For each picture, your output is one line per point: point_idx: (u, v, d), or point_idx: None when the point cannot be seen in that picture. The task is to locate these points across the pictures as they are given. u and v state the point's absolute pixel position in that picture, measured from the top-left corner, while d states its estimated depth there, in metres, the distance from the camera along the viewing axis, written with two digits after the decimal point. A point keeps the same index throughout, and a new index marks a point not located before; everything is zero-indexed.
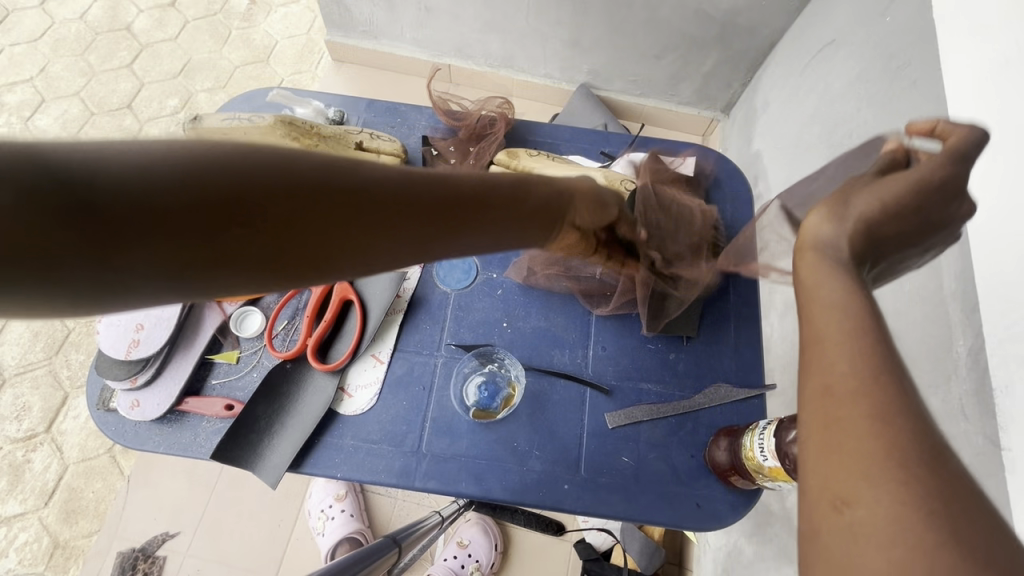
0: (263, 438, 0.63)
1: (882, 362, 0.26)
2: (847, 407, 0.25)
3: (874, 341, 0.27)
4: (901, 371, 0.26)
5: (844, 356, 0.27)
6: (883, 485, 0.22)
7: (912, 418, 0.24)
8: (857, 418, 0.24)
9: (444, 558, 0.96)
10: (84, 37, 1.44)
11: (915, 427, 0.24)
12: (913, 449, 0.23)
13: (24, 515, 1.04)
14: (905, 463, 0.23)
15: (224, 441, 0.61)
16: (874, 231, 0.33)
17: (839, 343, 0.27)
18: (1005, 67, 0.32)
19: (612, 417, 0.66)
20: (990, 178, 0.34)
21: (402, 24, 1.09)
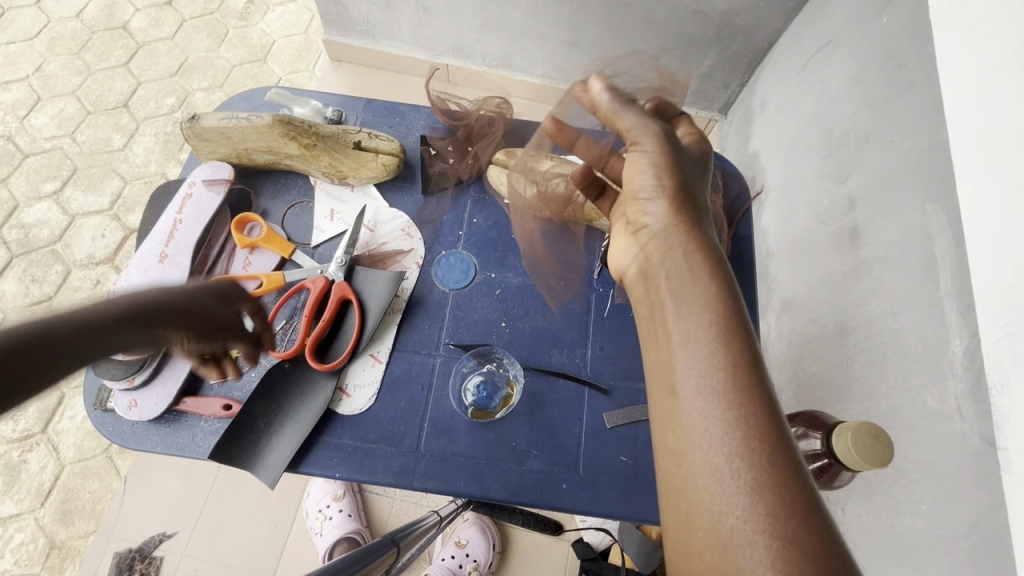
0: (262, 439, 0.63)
1: (733, 401, 0.35)
2: (700, 444, 0.35)
3: (730, 385, 0.36)
4: (745, 407, 0.35)
5: (703, 399, 0.36)
6: (730, 513, 0.32)
7: (754, 449, 0.33)
8: (708, 453, 0.34)
9: (442, 558, 0.97)
10: (81, 36, 1.43)
11: (755, 458, 0.33)
12: (750, 478, 0.33)
13: (20, 516, 1.04)
14: (744, 495, 0.32)
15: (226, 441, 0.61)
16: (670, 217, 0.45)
17: (695, 384, 0.37)
18: (999, 69, 0.33)
19: (610, 417, 0.66)
20: (987, 179, 0.34)
21: (401, 23, 1.10)
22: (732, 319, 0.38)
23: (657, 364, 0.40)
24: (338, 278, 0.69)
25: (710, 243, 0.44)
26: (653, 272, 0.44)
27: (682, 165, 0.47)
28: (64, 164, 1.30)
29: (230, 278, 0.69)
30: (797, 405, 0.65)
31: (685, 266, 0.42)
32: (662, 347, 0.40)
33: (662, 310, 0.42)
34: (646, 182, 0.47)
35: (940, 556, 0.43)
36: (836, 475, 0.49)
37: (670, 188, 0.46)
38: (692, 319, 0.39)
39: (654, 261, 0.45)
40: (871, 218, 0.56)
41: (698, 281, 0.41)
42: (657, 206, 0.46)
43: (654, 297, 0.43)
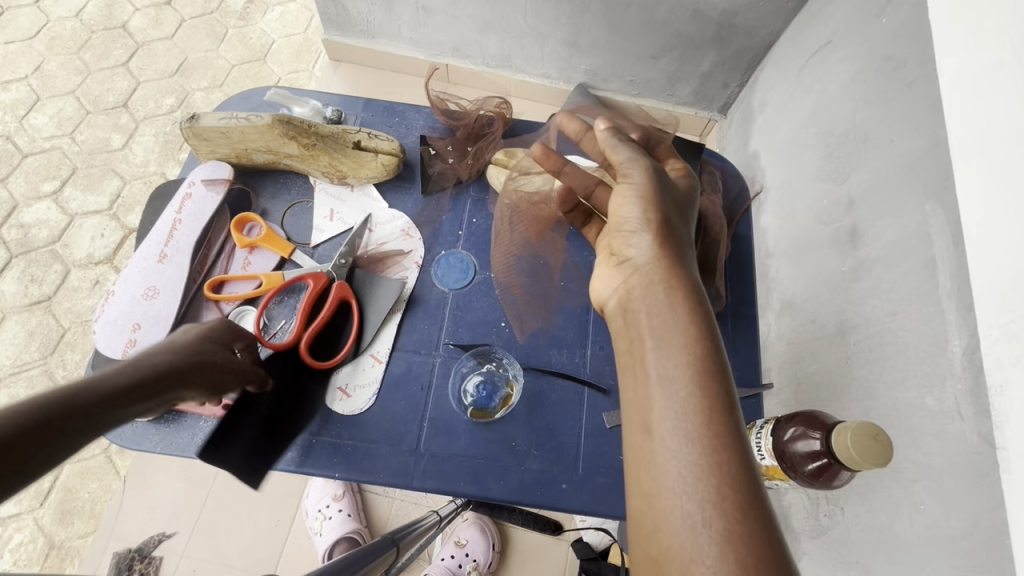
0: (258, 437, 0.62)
1: (706, 446, 0.36)
2: (672, 484, 0.36)
3: (703, 429, 0.37)
4: (715, 452, 0.36)
5: (676, 441, 0.37)
6: (697, 556, 0.33)
7: (723, 494, 0.34)
8: (678, 494, 0.35)
9: (441, 558, 0.97)
10: (80, 36, 1.43)
11: (724, 503, 0.34)
12: (718, 523, 0.33)
13: (19, 516, 1.03)
14: (711, 540, 0.33)
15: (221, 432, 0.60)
16: (654, 258, 0.46)
17: (670, 425, 0.38)
18: (999, 70, 0.33)
19: (611, 417, 0.66)
20: (987, 181, 0.34)
21: (400, 23, 1.10)
22: (710, 361, 0.40)
23: (634, 401, 0.41)
24: (337, 278, 0.69)
25: (691, 282, 0.45)
26: (632, 308, 0.45)
27: (665, 203, 0.49)
28: (63, 164, 1.30)
29: (229, 278, 0.69)
30: (796, 405, 0.65)
31: (664, 303, 0.43)
32: (640, 384, 0.41)
33: (641, 347, 0.43)
34: (631, 215, 0.49)
35: (939, 556, 0.43)
36: (835, 475, 0.49)
37: (654, 222, 0.48)
38: (670, 358, 0.40)
39: (633, 295, 0.46)
40: (870, 219, 0.56)
41: (677, 320, 0.42)
42: (642, 240, 0.48)
43: (632, 334, 0.44)
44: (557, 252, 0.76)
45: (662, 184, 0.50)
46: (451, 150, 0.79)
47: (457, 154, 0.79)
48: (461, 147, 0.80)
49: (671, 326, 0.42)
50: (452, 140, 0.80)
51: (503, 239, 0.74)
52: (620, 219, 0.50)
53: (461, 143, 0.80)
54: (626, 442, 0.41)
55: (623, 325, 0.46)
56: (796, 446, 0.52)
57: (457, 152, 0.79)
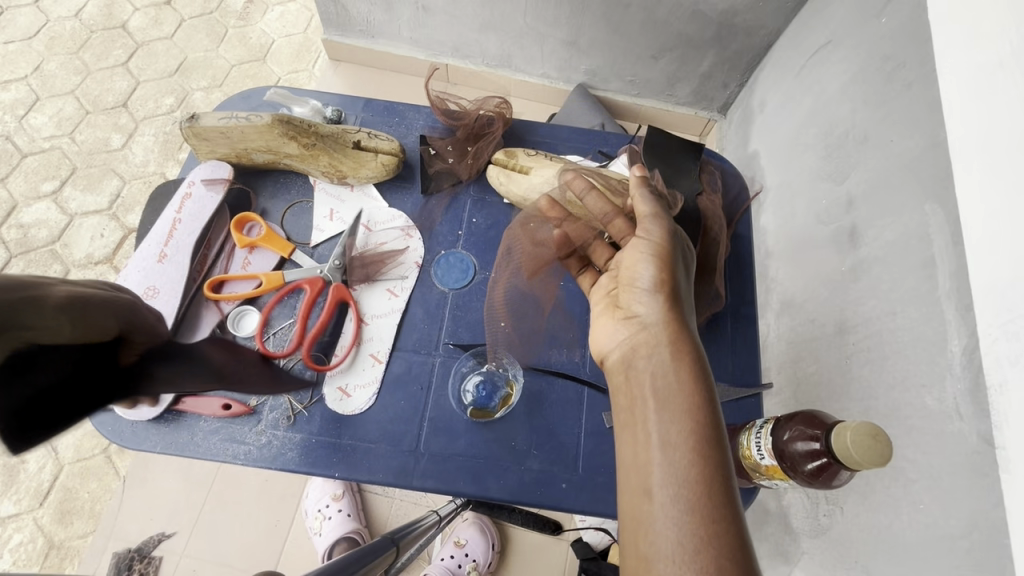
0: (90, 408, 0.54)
1: (705, 517, 0.37)
2: (668, 551, 0.36)
3: (702, 500, 0.38)
4: (714, 524, 0.37)
5: (677, 509, 0.38)
6: None
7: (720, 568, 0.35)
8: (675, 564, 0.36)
9: (441, 558, 0.97)
10: (80, 36, 1.43)
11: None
12: None
13: (19, 516, 1.03)
14: None
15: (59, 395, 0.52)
16: (664, 318, 0.48)
17: (670, 491, 0.38)
18: (998, 70, 0.33)
19: (610, 416, 0.66)
20: (986, 181, 0.34)
21: (400, 22, 1.10)
22: (711, 429, 0.41)
23: (633, 461, 0.42)
24: (334, 280, 0.70)
25: (696, 346, 0.46)
26: (636, 366, 0.46)
27: (674, 262, 0.51)
28: (63, 164, 1.30)
29: (229, 278, 0.69)
30: (795, 405, 0.65)
31: (668, 366, 0.44)
32: (640, 444, 0.42)
33: (643, 406, 0.43)
34: (642, 271, 0.51)
35: (938, 555, 0.43)
36: (835, 474, 0.49)
37: (664, 281, 0.49)
38: (673, 423, 0.41)
39: (639, 353, 0.47)
40: (870, 219, 0.56)
41: (681, 384, 0.43)
42: (650, 297, 0.49)
43: (634, 391, 0.45)
44: (548, 294, 0.72)
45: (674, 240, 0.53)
46: (451, 150, 0.79)
47: (458, 154, 0.79)
48: (461, 147, 0.80)
49: (676, 389, 0.43)
50: (452, 140, 0.80)
51: (498, 273, 0.71)
52: (632, 275, 0.51)
53: (461, 143, 0.80)
54: (622, 501, 0.41)
55: (624, 380, 0.47)
56: (795, 446, 0.52)
57: (457, 152, 0.79)
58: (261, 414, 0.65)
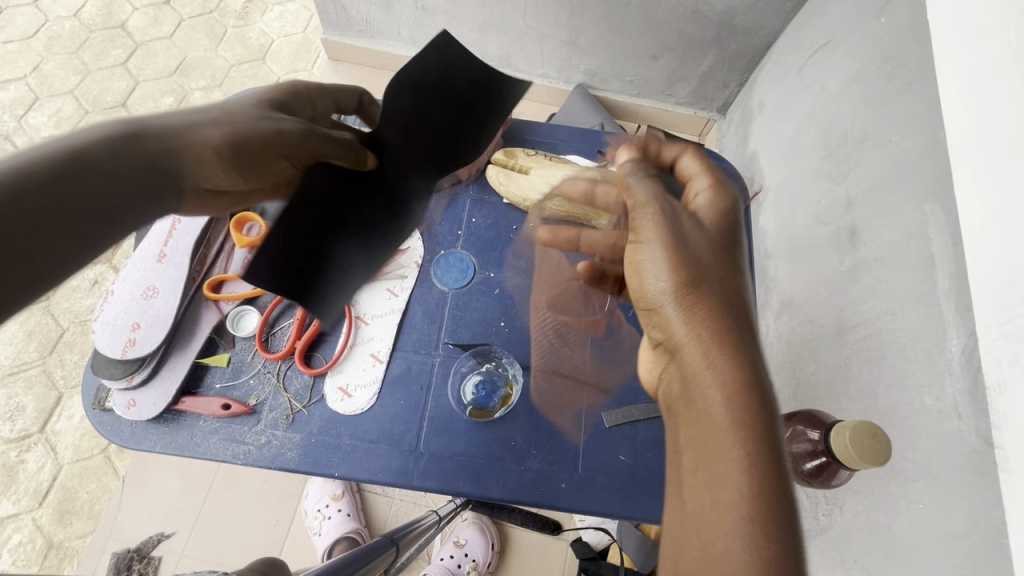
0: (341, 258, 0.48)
1: None
2: None
3: None
4: None
5: None
6: None
7: None
8: None
9: (441, 558, 0.97)
10: (79, 36, 1.43)
11: None
12: None
13: (18, 516, 1.03)
14: None
15: (260, 257, 0.43)
16: (689, 348, 0.37)
17: None
18: (997, 71, 0.33)
19: (610, 416, 0.67)
20: (984, 182, 0.34)
21: (400, 23, 1.10)
22: (757, 509, 0.31)
23: (667, 541, 0.34)
24: None
25: (749, 390, 0.34)
26: (671, 412, 0.38)
27: (696, 262, 0.39)
28: None
29: (229, 278, 0.69)
30: (795, 405, 0.65)
31: (695, 413, 0.35)
32: (677, 520, 0.34)
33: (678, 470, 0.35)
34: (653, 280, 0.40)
35: (937, 554, 0.43)
36: (834, 473, 0.49)
37: (678, 287, 0.39)
38: (710, 494, 0.32)
39: (674, 396, 0.38)
40: (869, 219, 0.56)
41: (719, 437, 0.33)
42: (667, 312, 0.39)
43: (673, 449, 0.37)
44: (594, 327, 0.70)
45: (690, 230, 0.41)
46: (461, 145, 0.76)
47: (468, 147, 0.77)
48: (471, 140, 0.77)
49: (713, 470, 0.33)
50: None
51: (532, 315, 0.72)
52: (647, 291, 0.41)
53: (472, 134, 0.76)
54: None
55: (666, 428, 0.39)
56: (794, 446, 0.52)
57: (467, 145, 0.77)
58: (261, 414, 0.65)
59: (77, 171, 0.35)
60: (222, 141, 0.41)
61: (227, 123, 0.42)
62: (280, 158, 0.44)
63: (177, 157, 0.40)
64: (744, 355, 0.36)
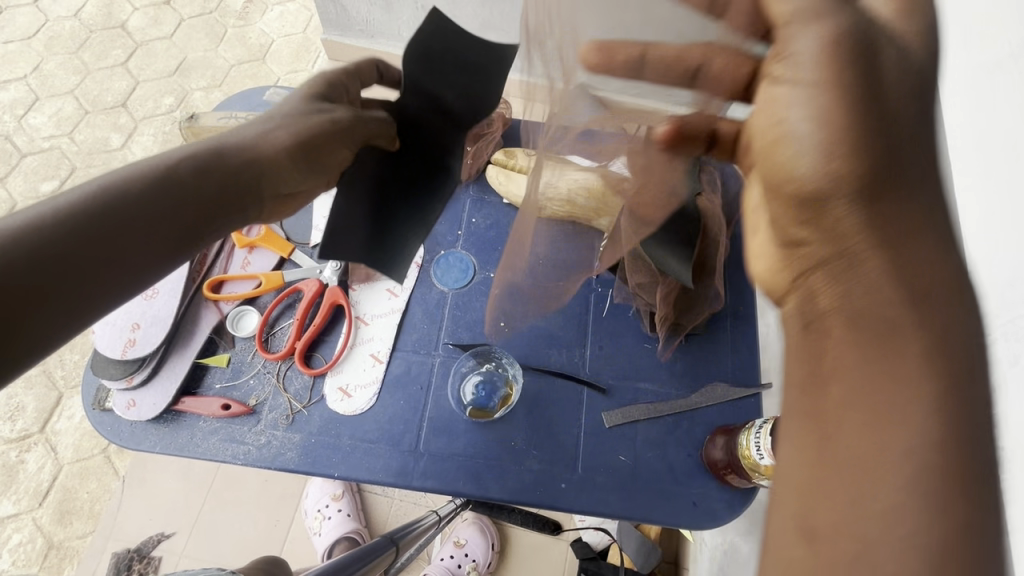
0: (395, 223, 0.45)
1: None
2: None
3: None
4: None
5: None
6: None
7: None
8: None
9: (441, 558, 0.97)
10: (79, 36, 1.43)
11: None
12: None
13: (18, 516, 1.03)
14: None
15: (338, 230, 0.40)
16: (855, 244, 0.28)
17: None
18: (996, 70, 0.35)
19: (609, 416, 0.67)
20: (983, 179, 0.36)
21: (400, 22, 1.10)
22: (946, 451, 0.23)
23: (790, 480, 0.27)
24: (333, 282, 0.70)
25: (941, 295, 0.26)
26: (819, 329, 0.29)
27: (885, 125, 0.28)
28: (62, 164, 1.30)
29: (229, 278, 0.69)
30: None
31: (864, 343, 0.27)
32: (811, 458, 0.27)
33: (822, 403, 0.27)
34: (803, 170, 0.29)
35: None
36: None
37: (855, 178, 0.28)
38: (873, 438, 0.25)
39: (824, 312, 0.29)
40: None
41: (899, 376, 0.25)
42: (842, 215, 0.28)
43: (809, 370, 0.29)
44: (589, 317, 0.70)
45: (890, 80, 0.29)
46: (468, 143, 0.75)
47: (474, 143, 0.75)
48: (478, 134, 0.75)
49: (889, 392, 0.25)
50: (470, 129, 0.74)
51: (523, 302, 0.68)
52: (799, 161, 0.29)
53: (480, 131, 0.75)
54: (768, 530, 0.28)
55: (794, 343, 0.31)
56: None
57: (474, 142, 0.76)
58: (261, 414, 0.65)
59: (157, 190, 0.40)
60: (293, 141, 0.43)
61: (295, 128, 0.44)
62: (343, 146, 0.45)
63: (258, 167, 0.43)
64: (938, 267, 0.27)
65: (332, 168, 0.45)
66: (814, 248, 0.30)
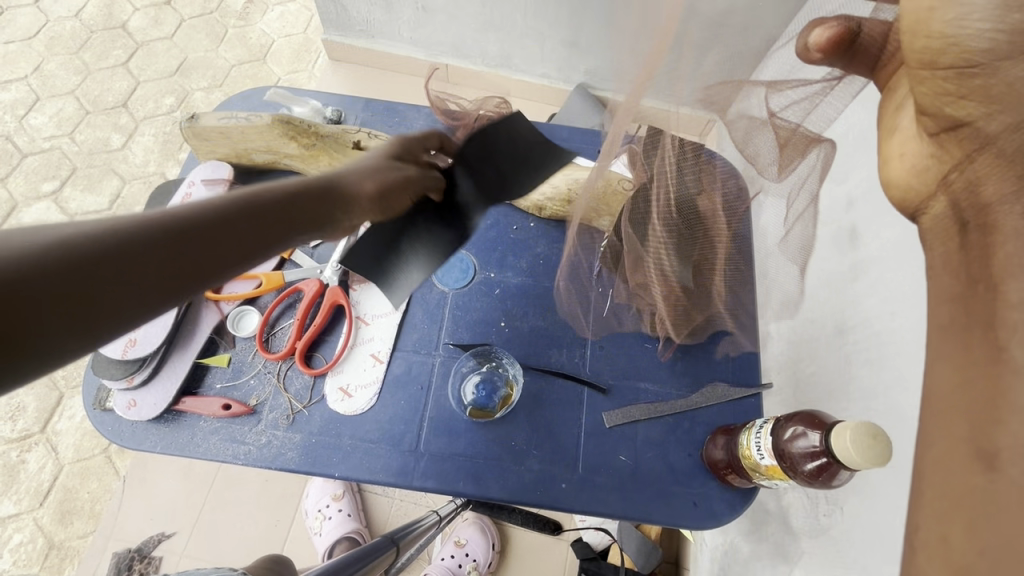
0: (409, 255, 0.57)
1: None
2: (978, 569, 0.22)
3: None
4: None
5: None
6: None
7: None
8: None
9: (442, 558, 0.97)
10: (80, 36, 1.43)
11: None
12: None
13: (19, 516, 1.03)
14: None
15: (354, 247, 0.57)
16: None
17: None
18: None
19: (610, 416, 0.67)
20: None
21: (400, 22, 1.10)
22: None
23: (958, 394, 0.24)
24: (333, 282, 0.70)
25: None
26: (985, 220, 0.25)
27: None
28: (63, 164, 1.30)
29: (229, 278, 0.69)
30: (795, 405, 0.65)
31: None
32: (982, 366, 0.23)
33: (995, 304, 0.23)
34: (977, 28, 0.23)
35: None
36: (834, 474, 0.48)
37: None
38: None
39: (991, 202, 0.24)
40: (869, 218, 0.55)
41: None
42: (1015, 74, 0.23)
43: (972, 272, 0.25)
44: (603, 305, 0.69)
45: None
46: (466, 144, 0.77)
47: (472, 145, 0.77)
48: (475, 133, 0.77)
49: None
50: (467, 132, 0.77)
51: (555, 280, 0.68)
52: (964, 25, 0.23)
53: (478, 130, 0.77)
54: (927, 453, 0.25)
55: (956, 249, 0.26)
56: (795, 446, 0.52)
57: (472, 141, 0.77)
58: (261, 414, 0.65)
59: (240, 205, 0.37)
60: (376, 189, 0.47)
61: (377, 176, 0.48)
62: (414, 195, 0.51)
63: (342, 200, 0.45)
64: None
65: (395, 210, 0.50)
66: (979, 128, 0.25)
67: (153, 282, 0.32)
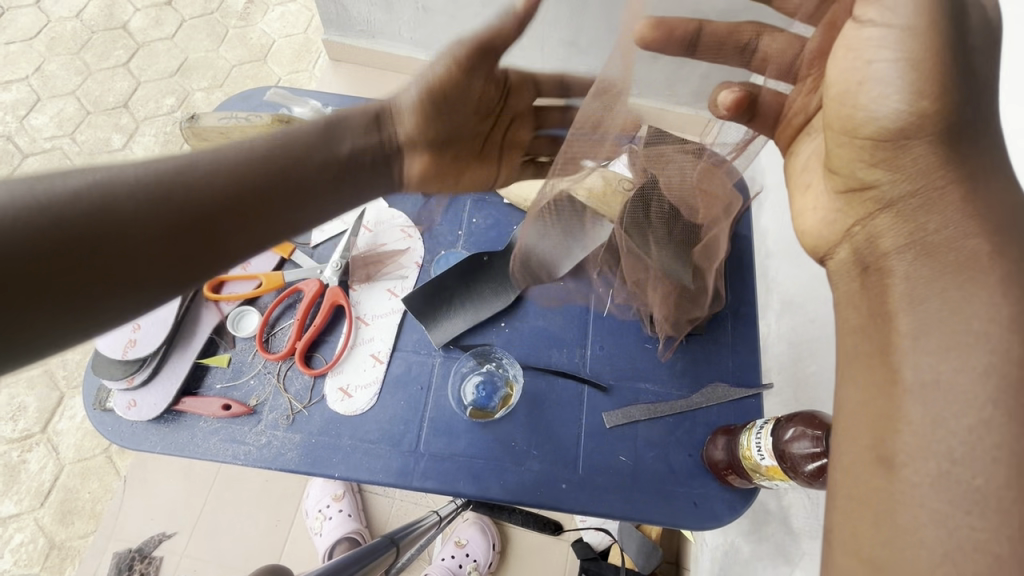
0: (458, 306, 0.71)
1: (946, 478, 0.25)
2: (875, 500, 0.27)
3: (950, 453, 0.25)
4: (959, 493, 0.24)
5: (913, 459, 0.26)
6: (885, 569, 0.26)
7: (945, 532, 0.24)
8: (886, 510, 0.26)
9: (442, 558, 0.97)
10: (81, 37, 1.44)
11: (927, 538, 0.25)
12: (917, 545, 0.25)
13: (19, 516, 1.03)
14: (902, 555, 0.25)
15: (419, 291, 0.70)
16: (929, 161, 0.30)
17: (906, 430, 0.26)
18: None
19: (610, 417, 0.66)
20: None
21: (400, 23, 1.10)
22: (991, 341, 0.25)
23: (863, 411, 0.29)
24: (333, 282, 0.70)
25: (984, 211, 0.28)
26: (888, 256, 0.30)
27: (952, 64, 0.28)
28: (63, 164, 1.30)
29: (229, 278, 0.69)
30: (796, 405, 0.65)
31: (929, 273, 0.28)
32: (881, 386, 0.28)
33: (890, 331, 0.29)
34: (891, 106, 0.29)
35: None
36: None
37: (937, 118, 0.29)
38: (945, 361, 0.26)
39: (887, 252, 0.30)
40: None
41: (975, 298, 0.26)
42: (915, 151, 0.30)
43: (877, 306, 0.30)
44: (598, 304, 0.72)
45: (971, 31, 0.29)
46: None
47: None
48: None
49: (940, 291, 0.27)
50: None
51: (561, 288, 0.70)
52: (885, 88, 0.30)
53: None
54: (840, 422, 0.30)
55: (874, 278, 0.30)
56: (795, 446, 0.51)
57: None
58: (261, 414, 0.65)
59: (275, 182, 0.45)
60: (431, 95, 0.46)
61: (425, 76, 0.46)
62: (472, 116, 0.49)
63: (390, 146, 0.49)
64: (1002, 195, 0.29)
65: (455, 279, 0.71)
66: (883, 192, 0.31)
67: (149, 256, 0.40)
